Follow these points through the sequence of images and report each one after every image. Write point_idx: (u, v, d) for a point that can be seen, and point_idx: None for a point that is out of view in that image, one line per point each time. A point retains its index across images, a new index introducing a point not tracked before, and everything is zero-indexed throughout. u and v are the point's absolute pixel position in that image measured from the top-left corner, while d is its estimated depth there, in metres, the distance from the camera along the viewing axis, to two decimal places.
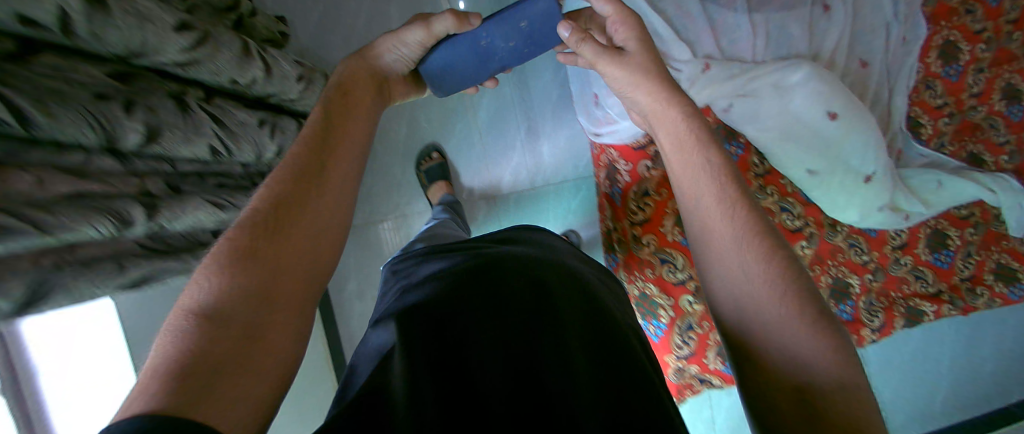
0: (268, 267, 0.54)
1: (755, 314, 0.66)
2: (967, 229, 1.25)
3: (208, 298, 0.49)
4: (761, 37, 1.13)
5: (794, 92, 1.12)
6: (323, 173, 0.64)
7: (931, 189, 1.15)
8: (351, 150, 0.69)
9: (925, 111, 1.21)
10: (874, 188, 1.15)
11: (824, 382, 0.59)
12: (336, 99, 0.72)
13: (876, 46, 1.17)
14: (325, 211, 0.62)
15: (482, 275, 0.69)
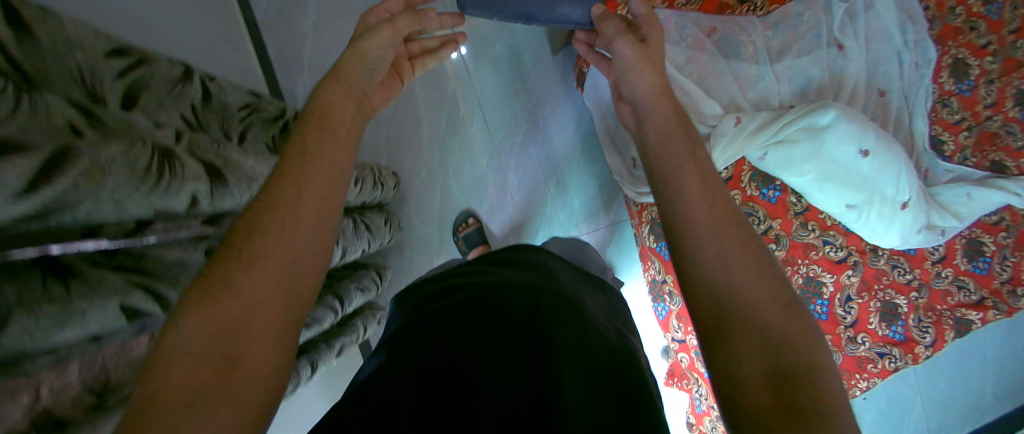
0: (244, 270, 0.41)
1: (699, 245, 0.50)
2: (1000, 233, 0.90)
3: (184, 332, 0.37)
4: (785, 80, 0.87)
5: (830, 131, 0.79)
6: (286, 180, 0.47)
7: (962, 204, 0.88)
8: (327, 157, 0.50)
9: (944, 129, 0.93)
10: (912, 213, 0.82)
11: (773, 301, 0.46)
12: (351, 70, 0.57)
13: (894, 72, 0.96)
14: (305, 215, 0.46)
15: (464, 303, 0.60)
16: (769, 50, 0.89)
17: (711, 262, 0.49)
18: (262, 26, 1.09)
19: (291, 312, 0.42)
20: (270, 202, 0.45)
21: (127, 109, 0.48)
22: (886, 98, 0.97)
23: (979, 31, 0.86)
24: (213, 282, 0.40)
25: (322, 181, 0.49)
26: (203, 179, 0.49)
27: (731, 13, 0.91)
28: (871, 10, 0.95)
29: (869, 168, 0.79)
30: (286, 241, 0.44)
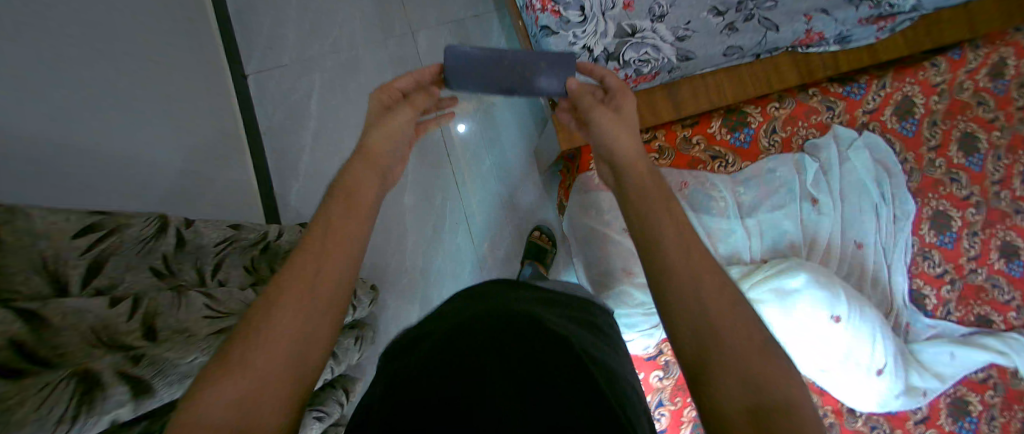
0: (251, 361, 0.42)
1: (681, 291, 0.45)
2: (987, 391, 0.84)
3: (204, 404, 0.39)
4: (755, 237, 0.82)
5: (795, 303, 0.75)
6: (306, 262, 0.48)
7: (944, 363, 0.83)
8: (345, 233, 0.51)
9: (926, 282, 0.89)
10: (889, 383, 0.76)
11: (750, 341, 0.42)
12: (338, 202, 0.54)
13: (869, 226, 0.87)
14: (317, 301, 0.47)
15: (439, 352, 0.51)
16: (738, 208, 0.82)
17: (693, 306, 0.44)
18: (264, 134, 1.16)
19: (292, 390, 0.43)
20: (283, 287, 0.47)
21: (84, 286, 0.51)
22: (863, 253, 0.87)
23: (960, 182, 0.85)
24: (231, 362, 0.42)
25: (340, 261, 0.50)
26: (122, 399, 0.46)
27: (701, 169, 0.83)
28: (845, 162, 0.88)
29: (845, 339, 0.75)
30: (302, 325, 0.45)
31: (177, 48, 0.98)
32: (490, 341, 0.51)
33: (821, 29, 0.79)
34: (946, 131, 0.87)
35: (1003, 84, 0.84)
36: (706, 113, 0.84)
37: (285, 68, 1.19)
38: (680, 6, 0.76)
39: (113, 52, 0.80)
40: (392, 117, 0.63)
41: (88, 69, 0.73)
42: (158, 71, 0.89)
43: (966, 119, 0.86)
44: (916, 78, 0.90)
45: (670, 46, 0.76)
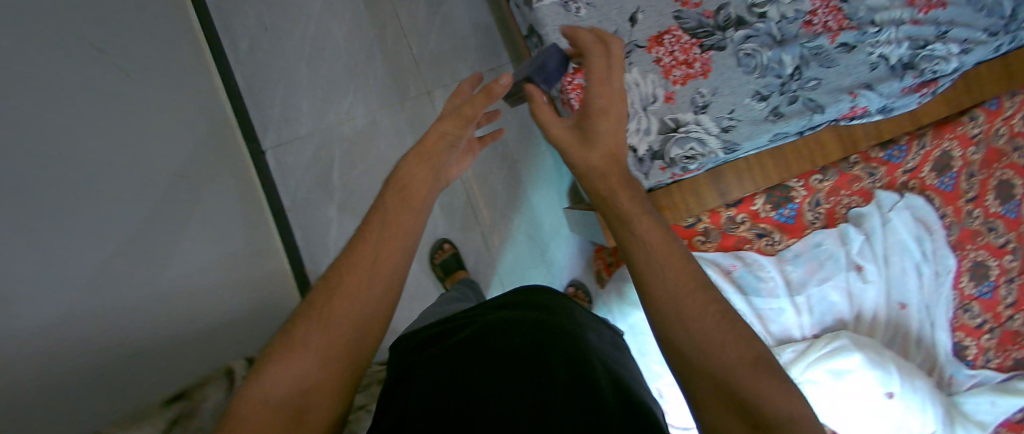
0: (323, 328, 0.45)
1: (656, 283, 0.45)
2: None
3: (270, 374, 0.41)
4: (805, 312, 0.83)
5: (848, 378, 0.78)
6: (369, 243, 0.51)
7: (985, 411, 0.84)
8: (399, 222, 0.54)
9: (967, 334, 0.91)
10: None
11: (739, 358, 0.39)
12: (390, 195, 0.57)
13: (911, 285, 0.88)
14: (376, 279, 0.49)
15: (458, 349, 0.49)
16: (788, 284, 0.84)
17: (676, 294, 0.44)
18: (289, 212, 1.04)
19: (351, 360, 0.45)
20: (348, 266, 0.49)
21: None
22: (905, 312, 0.88)
23: (998, 231, 0.91)
24: (294, 342, 0.44)
25: (397, 247, 0.52)
26: None
27: (748, 248, 0.83)
28: (888, 222, 0.88)
29: (900, 415, 0.77)
30: (364, 301, 0.47)
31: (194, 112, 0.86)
32: (520, 336, 0.49)
33: (867, 102, 0.77)
34: (983, 182, 0.92)
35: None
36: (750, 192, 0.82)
37: (305, 140, 1.07)
38: (724, 94, 0.74)
39: (179, 180, 0.74)
40: (452, 120, 0.63)
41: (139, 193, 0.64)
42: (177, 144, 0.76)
43: (1001, 168, 0.91)
44: (955, 132, 0.90)
45: (716, 139, 0.74)
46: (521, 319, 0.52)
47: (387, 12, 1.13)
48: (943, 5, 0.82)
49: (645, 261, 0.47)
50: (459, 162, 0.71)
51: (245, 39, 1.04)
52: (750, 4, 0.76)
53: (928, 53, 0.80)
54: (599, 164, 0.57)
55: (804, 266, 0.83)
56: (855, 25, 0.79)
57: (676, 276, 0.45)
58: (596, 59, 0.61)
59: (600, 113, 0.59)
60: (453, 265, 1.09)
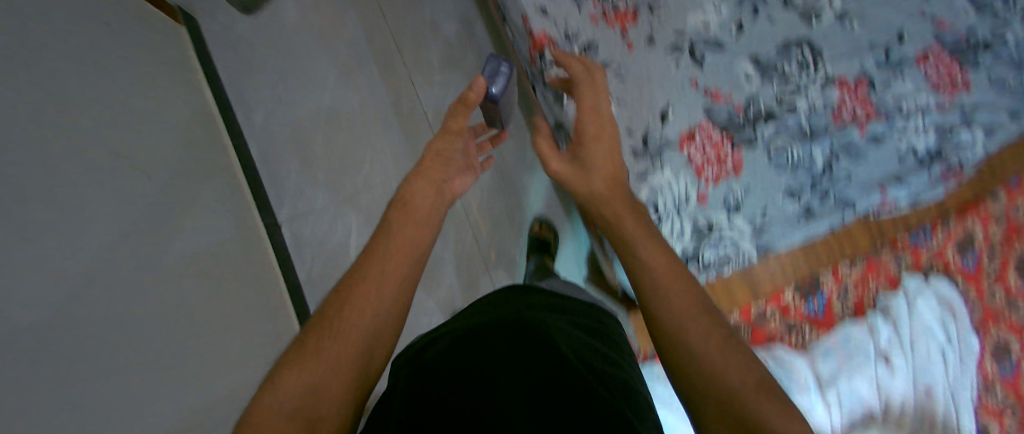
0: (333, 337, 0.45)
1: (666, 307, 0.45)
2: None
3: (285, 380, 0.42)
4: (835, 406, 0.84)
5: None
6: (377, 261, 0.51)
7: None
8: (405, 235, 0.54)
9: (997, 420, 0.74)
10: None
11: (746, 381, 0.39)
12: (394, 211, 0.56)
13: (937, 371, 0.79)
14: (384, 292, 0.49)
15: (457, 352, 0.50)
16: (819, 379, 0.88)
17: (677, 316, 0.44)
18: (304, 287, 0.94)
19: (361, 365, 0.46)
20: (358, 279, 0.49)
21: None
22: (933, 401, 0.78)
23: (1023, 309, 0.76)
24: (305, 349, 0.45)
25: (404, 260, 0.52)
26: None
27: (778, 342, 0.98)
28: (912, 309, 0.84)
29: None
30: (374, 313, 0.47)
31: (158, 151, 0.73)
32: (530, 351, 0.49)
33: (895, 195, 0.75)
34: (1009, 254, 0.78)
35: None
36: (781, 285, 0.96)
37: (320, 212, 0.97)
38: (756, 191, 0.72)
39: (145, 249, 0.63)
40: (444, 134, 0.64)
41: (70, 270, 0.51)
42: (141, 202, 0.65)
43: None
44: (980, 212, 0.81)
45: (749, 240, 0.72)
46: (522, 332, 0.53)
47: (404, 82, 1.12)
48: (968, 87, 0.78)
49: (647, 287, 0.47)
50: (463, 177, 0.67)
51: (258, 110, 0.97)
52: (778, 96, 0.73)
53: (954, 142, 0.78)
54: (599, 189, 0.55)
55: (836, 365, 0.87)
56: (883, 114, 0.75)
57: (682, 300, 0.45)
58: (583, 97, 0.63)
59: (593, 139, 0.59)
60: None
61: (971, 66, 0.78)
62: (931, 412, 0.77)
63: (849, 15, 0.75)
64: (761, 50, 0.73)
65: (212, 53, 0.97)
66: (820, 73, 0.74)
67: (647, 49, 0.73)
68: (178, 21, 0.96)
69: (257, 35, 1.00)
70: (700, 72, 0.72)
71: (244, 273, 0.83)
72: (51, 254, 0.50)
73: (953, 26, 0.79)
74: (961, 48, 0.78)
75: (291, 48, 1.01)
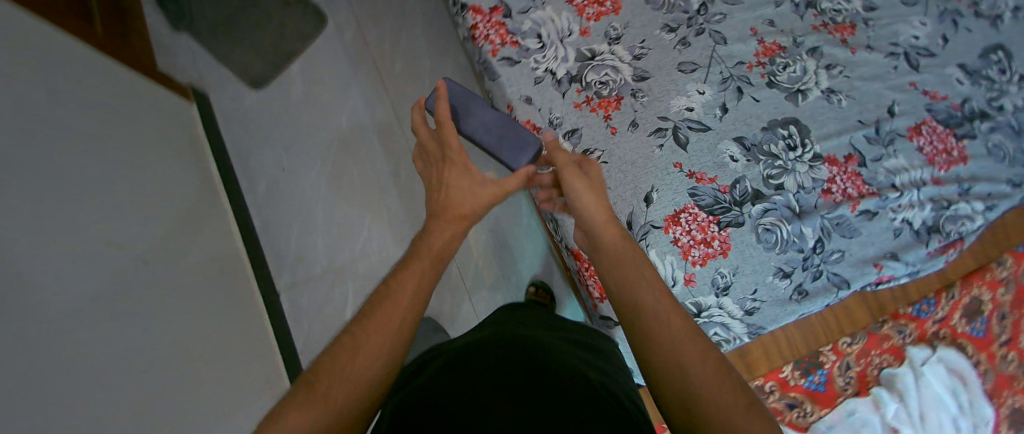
0: (343, 368, 0.43)
1: (661, 327, 0.47)
2: None
3: (287, 415, 0.39)
4: None
5: None
6: (387, 301, 0.48)
7: None
8: (414, 278, 0.52)
9: None
10: None
11: (736, 401, 0.40)
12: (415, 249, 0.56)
13: None
14: (394, 329, 0.46)
15: (445, 380, 0.51)
16: None
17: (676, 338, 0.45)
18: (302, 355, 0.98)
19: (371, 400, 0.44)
20: (368, 320, 0.47)
21: None
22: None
23: None
24: (314, 382, 0.42)
25: (410, 289, 0.50)
26: None
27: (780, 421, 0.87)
28: (921, 378, 0.83)
29: None
30: (384, 356, 0.45)
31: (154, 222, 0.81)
32: (527, 372, 0.51)
33: (892, 271, 0.73)
34: (1016, 327, 0.84)
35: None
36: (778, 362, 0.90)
37: (318, 279, 1.02)
38: (745, 273, 0.72)
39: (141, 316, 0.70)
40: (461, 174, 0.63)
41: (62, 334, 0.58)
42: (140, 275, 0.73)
43: None
44: (983, 280, 0.86)
45: (739, 323, 0.72)
46: (516, 358, 0.53)
47: (403, 149, 1.10)
48: (964, 159, 0.75)
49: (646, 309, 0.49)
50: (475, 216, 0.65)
51: (262, 180, 1.08)
52: (765, 175, 0.73)
53: (952, 215, 0.74)
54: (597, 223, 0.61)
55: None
56: (875, 190, 0.74)
57: (681, 325, 0.47)
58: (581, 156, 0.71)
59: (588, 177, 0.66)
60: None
61: (967, 137, 0.76)
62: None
63: (837, 91, 0.77)
64: (747, 131, 0.75)
65: (224, 131, 1.09)
66: (807, 151, 0.74)
67: (630, 133, 0.76)
68: (191, 103, 1.07)
69: (264, 111, 1.10)
70: (684, 156, 0.74)
71: (237, 333, 0.87)
72: (58, 337, 0.57)
73: (947, 96, 0.77)
74: (956, 117, 0.76)
75: (297, 122, 1.10)
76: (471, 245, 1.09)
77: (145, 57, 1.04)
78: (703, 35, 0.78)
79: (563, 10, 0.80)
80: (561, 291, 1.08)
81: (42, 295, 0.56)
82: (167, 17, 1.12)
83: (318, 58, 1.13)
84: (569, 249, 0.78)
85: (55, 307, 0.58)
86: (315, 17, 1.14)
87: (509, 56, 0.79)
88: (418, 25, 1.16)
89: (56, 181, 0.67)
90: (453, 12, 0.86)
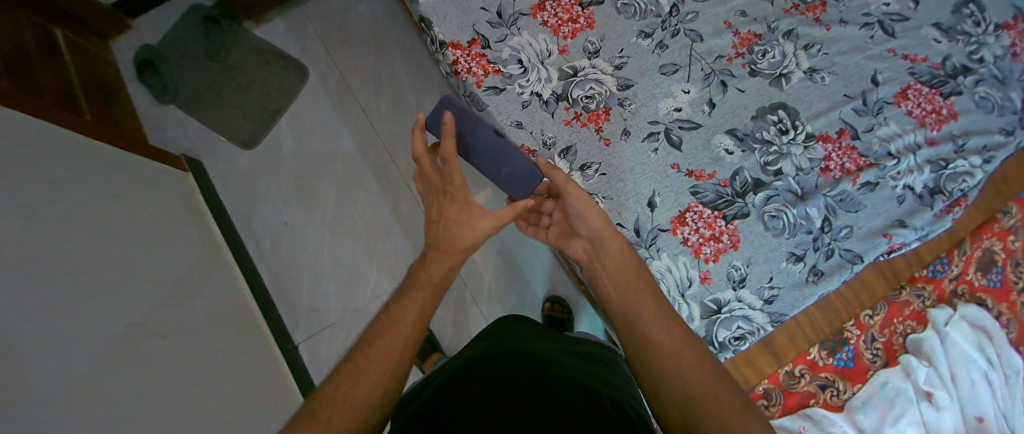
0: (346, 396, 0.44)
1: (663, 338, 0.49)
2: None
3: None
4: None
5: None
6: (371, 339, 0.49)
7: None
8: (399, 312, 0.52)
9: None
10: None
11: (732, 404, 0.44)
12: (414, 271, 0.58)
13: (983, 397, 0.76)
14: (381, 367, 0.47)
15: (452, 391, 0.52)
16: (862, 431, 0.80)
17: (675, 350, 0.48)
18: None
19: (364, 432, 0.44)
20: (356, 357, 0.47)
21: None
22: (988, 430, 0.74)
23: None
24: (321, 409, 0.44)
25: (411, 314, 0.51)
26: None
27: (814, 404, 0.86)
28: (944, 338, 0.82)
29: None
30: (370, 390, 0.45)
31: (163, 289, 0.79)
32: (531, 391, 0.50)
33: (903, 239, 0.73)
34: None
35: None
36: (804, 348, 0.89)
37: (335, 326, 1.03)
38: (758, 263, 0.72)
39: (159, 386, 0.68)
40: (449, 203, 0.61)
41: (80, 415, 0.56)
42: (154, 347, 0.71)
43: None
44: (992, 232, 0.86)
45: (761, 313, 0.72)
46: (520, 367, 0.54)
47: (402, 186, 1.11)
48: (954, 116, 0.76)
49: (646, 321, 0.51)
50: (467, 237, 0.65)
51: (266, 236, 1.07)
52: (762, 163, 0.74)
53: (952, 174, 0.73)
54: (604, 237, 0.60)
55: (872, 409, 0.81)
56: (872, 161, 0.74)
57: (678, 337, 0.49)
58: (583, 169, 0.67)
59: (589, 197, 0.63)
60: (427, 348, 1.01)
61: (953, 94, 0.76)
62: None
63: (818, 69, 0.77)
64: (737, 123, 0.76)
65: (220, 192, 1.09)
66: (799, 133, 0.75)
67: (624, 142, 0.77)
68: (184, 169, 1.05)
69: (260, 169, 1.11)
70: (680, 156, 0.75)
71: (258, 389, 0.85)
72: (73, 421, 0.55)
73: (926, 58, 0.77)
74: (939, 77, 0.77)
75: (293, 175, 1.11)
76: (481, 269, 1.10)
77: (134, 129, 1.04)
78: (678, 35, 0.79)
79: (539, 32, 0.81)
80: (577, 302, 1.08)
81: (72, 389, 0.57)
82: (149, 88, 1.11)
83: (305, 109, 1.14)
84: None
85: (86, 397, 0.58)
86: (297, 70, 1.15)
87: (494, 85, 0.80)
88: (398, 61, 1.16)
89: (78, 273, 0.67)
90: (432, 49, 0.86)
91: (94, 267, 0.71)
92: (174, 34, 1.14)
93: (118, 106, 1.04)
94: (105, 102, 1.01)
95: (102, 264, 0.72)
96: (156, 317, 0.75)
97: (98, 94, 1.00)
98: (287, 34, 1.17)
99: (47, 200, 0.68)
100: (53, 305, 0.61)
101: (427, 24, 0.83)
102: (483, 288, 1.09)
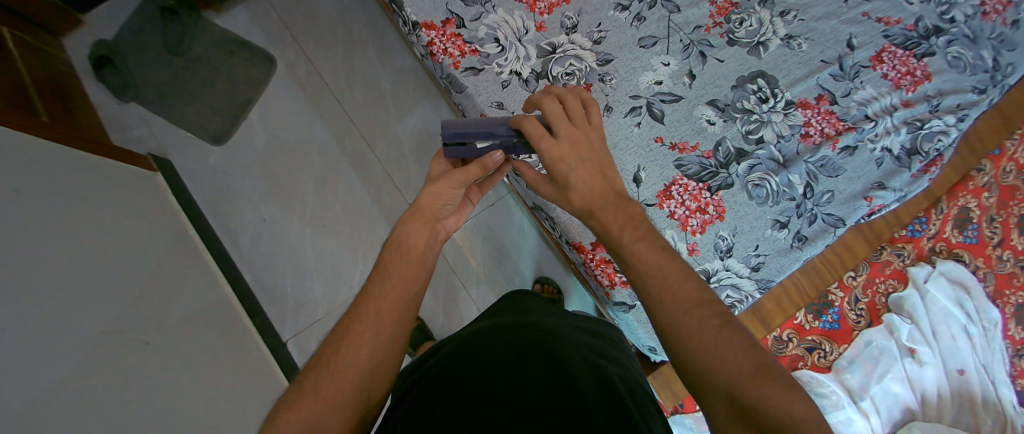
0: (338, 361, 0.43)
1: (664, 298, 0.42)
2: None
3: (292, 407, 0.41)
4: (871, 412, 0.79)
5: None
6: (372, 301, 0.47)
7: None
8: (400, 275, 0.49)
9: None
10: None
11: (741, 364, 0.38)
12: (399, 239, 0.51)
13: (959, 351, 0.78)
14: (383, 330, 0.45)
15: (451, 365, 0.51)
16: (850, 390, 0.83)
17: (670, 317, 0.42)
18: None
19: (363, 394, 0.44)
20: (357, 318, 0.46)
21: None
22: (968, 381, 0.75)
23: None
24: (314, 374, 0.43)
25: (405, 280, 0.49)
26: None
27: (802, 366, 0.91)
28: (927, 294, 0.84)
29: None
30: (370, 354, 0.44)
31: (137, 288, 0.77)
32: (540, 365, 0.50)
33: (884, 201, 0.74)
34: (1005, 223, 0.83)
35: (998, 149, 0.90)
36: (791, 313, 0.92)
37: (324, 321, 1.03)
38: (745, 232, 0.73)
39: (128, 384, 0.66)
40: (447, 179, 0.53)
41: (31, 419, 0.54)
42: (125, 346, 0.70)
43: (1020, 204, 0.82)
44: (968, 190, 0.89)
45: (749, 280, 0.74)
46: (531, 341, 0.53)
47: (381, 175, 1.10)
48: (929, 76, 0.75)
49: (640, 293, 0.45)
50: (459, 214, 0.57)
51: (245, 234, 1.05)
52: (744, 132, 0.74)
53: (929, 135, 0.74)
54: (582, 209, 0.50)
55: (858, 371, 0.84)
56: (851, 124, 0.75)
57: (670, 303, 0.42)
58: (551, 109, 0.51)
59: (551, 162, 0.49)
60: (419, 338, 1.00)
61: (927, 55, 0.76)
62: (969, 394, 0.74)
63: (795, 36, 0.77)
64: (718, 93, 0.76)
65: (194, 191, 1.05)
66: (779, 101, 0.75)
67: (605, 118, 0.77)
68: (154, 171, 1.01)
69: (233, 166, 1.07)
70: (663, 129, 0.76)
71: (238, 384, 0.83)
72: (24, 423, 0.53)
73: (900, 20, 0.77)
74: (912, 38, 0.76)
75: (268, 171, 1.08)
76: (469, 255, 1.09)
77: (95, 128, 1.00)
78: (655, 7, 0.78)
79: (514, 9, 0.79)
80: (566, 283, 1.09)
81: (32, 390, 0.55)
82: (107, 86, 1.06)
83: (275, 103, 1.10)
84: (570, 244, 0.78)
85: (45, 398, 0.57)
86: (264, 62, 1.11)
87: (471, 66, 0.79)
88: (371, 50, 1.14)
89: (49, 275, 0.65)
90: (406, 31, 0.85)
91: (66, 266, 0.69)
92: (130, 29, 1.09)
93: (77, 106, 0.99)
94: (64, 105, 0.96)
95: (75, 266, 0.70)
96: (129, 315, 0.73)
97: (53, 93, 0.95)
98: (251, 25, 1.13)
99: (12, 207, 0.66)
100: (20, 303, 0.59)
101: (398, 5, 0.82)
102: (474, 272, 1.09)
